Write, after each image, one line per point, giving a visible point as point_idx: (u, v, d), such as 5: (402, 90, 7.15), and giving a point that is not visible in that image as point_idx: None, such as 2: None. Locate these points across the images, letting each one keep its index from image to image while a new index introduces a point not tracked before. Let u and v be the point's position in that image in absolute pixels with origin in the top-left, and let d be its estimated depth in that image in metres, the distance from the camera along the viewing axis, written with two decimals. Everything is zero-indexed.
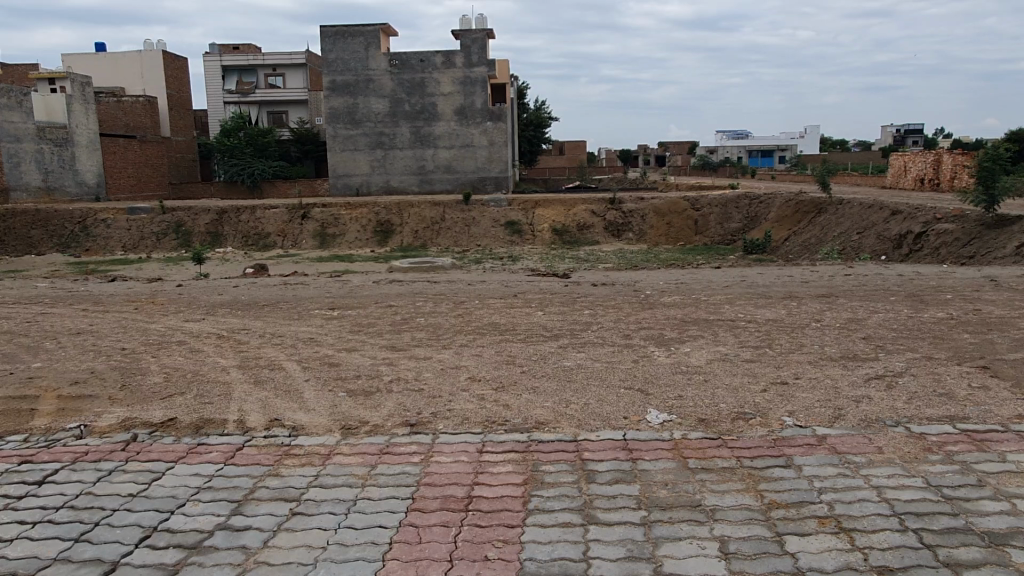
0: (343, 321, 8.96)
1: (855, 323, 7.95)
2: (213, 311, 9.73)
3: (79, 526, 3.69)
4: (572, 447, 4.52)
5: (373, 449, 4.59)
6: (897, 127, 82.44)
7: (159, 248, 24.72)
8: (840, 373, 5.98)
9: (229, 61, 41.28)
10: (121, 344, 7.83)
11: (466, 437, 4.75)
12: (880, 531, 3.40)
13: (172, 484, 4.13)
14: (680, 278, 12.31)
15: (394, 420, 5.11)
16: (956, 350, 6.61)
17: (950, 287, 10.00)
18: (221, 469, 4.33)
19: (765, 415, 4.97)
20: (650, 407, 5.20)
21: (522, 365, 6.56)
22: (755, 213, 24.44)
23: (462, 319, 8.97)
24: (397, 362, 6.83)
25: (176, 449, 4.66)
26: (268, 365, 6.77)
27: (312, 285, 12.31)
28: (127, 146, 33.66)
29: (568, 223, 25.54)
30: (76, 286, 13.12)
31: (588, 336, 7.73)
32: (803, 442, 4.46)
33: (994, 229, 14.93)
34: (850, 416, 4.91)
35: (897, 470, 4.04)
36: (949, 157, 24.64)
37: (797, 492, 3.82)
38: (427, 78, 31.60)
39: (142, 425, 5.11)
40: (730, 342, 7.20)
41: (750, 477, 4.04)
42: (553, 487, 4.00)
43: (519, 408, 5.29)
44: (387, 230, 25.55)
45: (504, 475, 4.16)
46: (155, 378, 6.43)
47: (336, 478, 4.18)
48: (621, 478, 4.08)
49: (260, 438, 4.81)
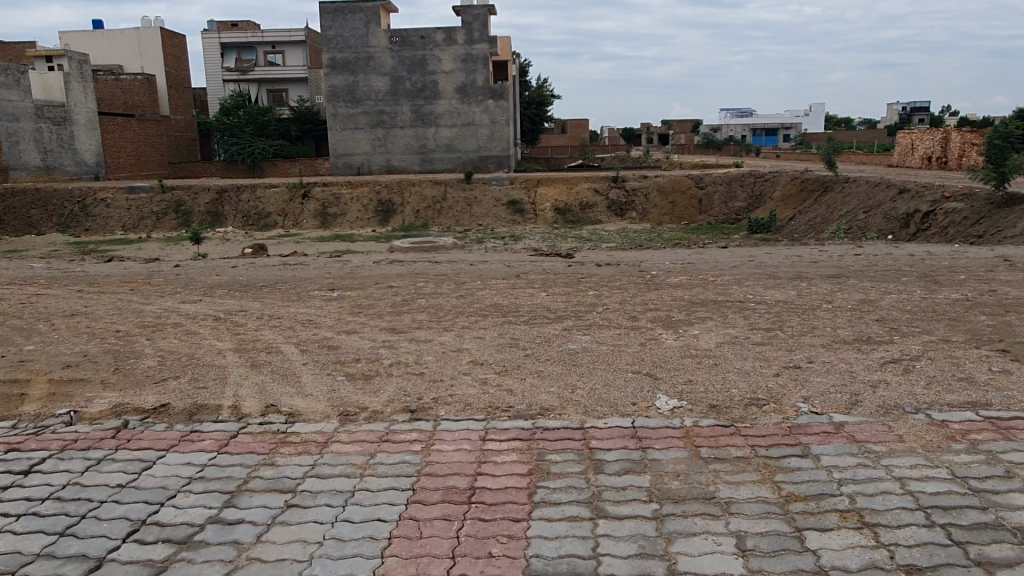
0: (343, 302, 8.79)
1: (868, 304, 7.73)
2: (210, 292, 9.54)
3: (65, 519, 3.53)
4: (578, 436, 4.35)
5: (373, 436, 4.43)
6: (903, 105, 81.55)
7: (159, 228, 24.49)
8: (855, 357, 5.79)
9: (228, 39, 40.77)
10: (115, 326, 7.64)
11: (468, 423, 4.58)
12: (904, 526, 3.23)
13: (164, 474, 3.96)
14: (686, 258, 12.09)
15: (393, 405, 4.93)
16: (974, 333, 6.40)
17: (962, 267, 9.79)
18: (215, 458, 4.16)
19: (777, 400, 4.80)
20: (659, 393, 5.03)
21: (526, 348, 6.38)
22: (760, 191, 24.12)
23: (464, 300, 8.79)
24: (397, 345, 6.64)
25: (168, 436, 4.49)
26: (266, 348, 6.61)
27: (311, 266, 12.07)
28: (126, 124, 33.25)
29: (571, 202, 25.27)
30: (71, 267, 12.88)
31: (593, 317, 7.55)
32: (819, 430, 4.28)
33: (1004, 208, 14.67)
34: (867, 402, 4.73)
35: (919, 460, 3.86)
36: (956, 135, 24.33)
37: (815, 484, 3.64)
38: (427, 55, 31.16)
39: (134, 412, 4.94)
40: (739, 324, 7.02)
41: (766, 467, 3.86)
42: (560, 478, 3.83)
43: (523, 393, 5.12)
44: (389, 210, 25.32)
45: (508, 465, 3.98)
46: (150, 362, 6.27)
47: (333, 468, 4.01)
48: (631, 469, 3.90)
49: (255, 425, 4.64)
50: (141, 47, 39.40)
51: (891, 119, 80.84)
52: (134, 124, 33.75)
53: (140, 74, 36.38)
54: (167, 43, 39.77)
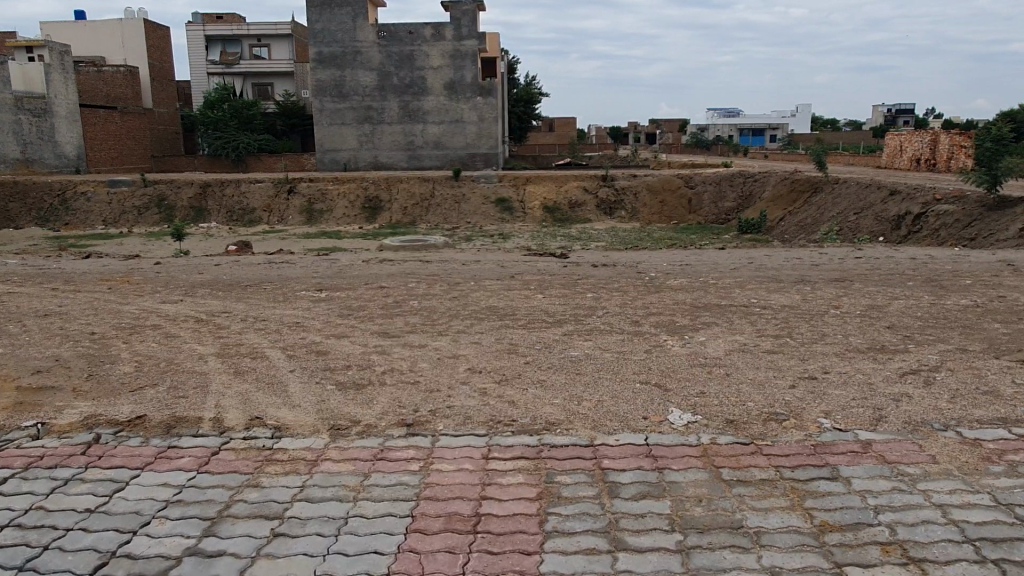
0: (333, 303, 8.41)
1: (876, 310, 7.49)
2: (190, 291, 9.15)
3: (25, 551, 3.17)
4: (589, 454, 4.05)
5: (366, 453, 4.09)
6: (889, 107, 82.03)
7: (141, 223, 23.91)
8: (872, 367, 5.52)
9: (213, 31, 40.12)
10: (91, 328, 7.23)
11: (469, 439, 4.27)
12: (954, 562, 2.97)
13: (136, 498, 3.59)
14: (684, 260, 11.79)
15: (388, 419, 4.60)
16: (991, 342, 6.15)
17: (967, 271, 9.57)
18: (194, 478, 3.81)
19: (797, 416, 4.52)
20: (672, 406, 4.73)
21: (526, 354, 6.06)
22: (749, 191, 23.92)
23: (458, 302, 8.46)
24: (390, 350, 6.30)
25: (144, 452, 4.13)
26: (251, 353, 6.24)
27: (298, 264, 11.70)
28: (108, 117, 32.55)
29: (560, 201, 24.99)
30: (47, 263, 12.41)
31: (594, 322, 7.24)
32: (847, 450, 4.02)
33: (996, 211, 14.53)
34: (892, 418, 4.45)
35: (958, 484, 3.62)
36: (945, 137, 24.28)
37: (850, 511, 3.38)
38: (416, 50, 30.71)
39: (107, 424, 4.56)
40: (747, 330, 6.75)
41: (794, 491, 3.59)
42: (572, 503, 3.52)
43: (527, 405, 4.80)
44: (376, 206, 24.88)
45: (515, 488, 3.67)
46: (126, 367, 5.89)
47: (325, 490, 3.68)
48: (648, 492, 3.61)
49: (238, 440, 4.29)
50: (123, 39, 38.63)
51: (877, 121, 81.41)
52: (116, 117, 33.04)
53: (123, 66, 35.69)
54: (149, 35, 39.02)
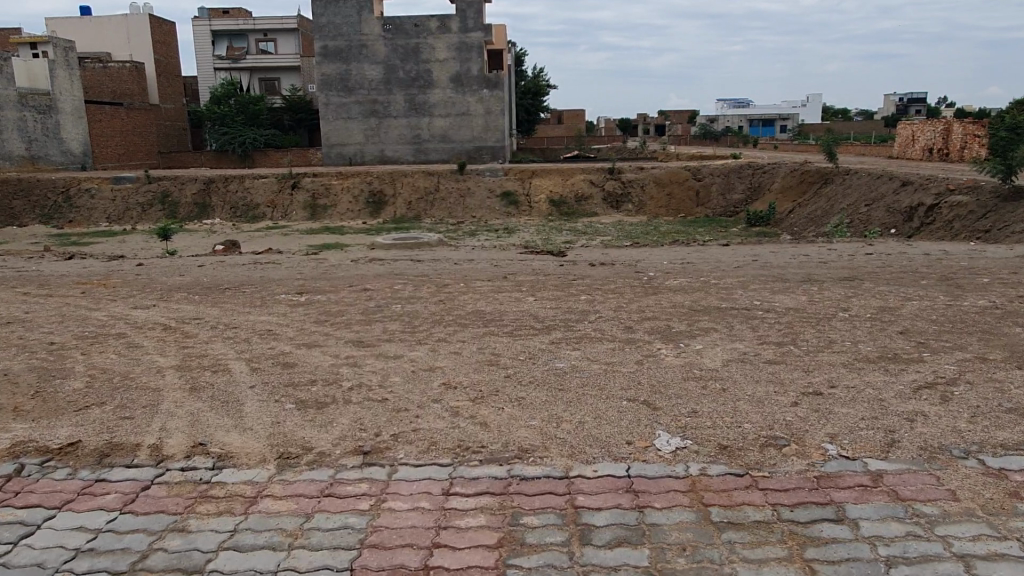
0: (312, 307, 8.02)
1: (888, 313, 6.99)
2: (167, 296, 8.76)
3: None
4: (562, 490, 3.58)
5: (313, 489, 3.65)
6: (898, 96, 80.57)
7: (144, 220, 23.61)
8: (883, 380, 5.03)
9: (218, 26, 39.82)
10: (52, 338, 6.84)
11: (430, 470, 3.83)
12: None
13: (44, 546, 3.17)
14: (685, 258, 11.25)
15: (344, 445, 4.14)
16: (1013, 350, 5.65)
17: (983, 269, 9.01)
18: (115, 520, 3.38)
19: (799, 441, 4.02)
20: (659, 428, 4.25)
21: (506, 367, 5.59)
22: (758, 183, 23.24)
23: (444, 306, 8.01)
24: (362, 362, 5.86)
25: (67, 487, 3.71)
26: (212, 366, 5.81)
27: (284, 264, 11.29)
28: (113, 113, 32.22)
29: (566, 194, 24.50)
30: (25, 266, 11.97)
31: (584, 328, 6.77)
32: (853, 484, 3.53)
33: (1013, 201, 13.87)
34: (905, 443, 3.96)
35: (983, 529, 3.13)
36: (959, 126, 23.54)
37: (857, 565, 2.93)
38: (421, 43, 30.24)
39: (35, 453, 4.14)
40: (747, 337, 6.25)
41: (792, 538, 3.12)
42: (536, 552, 3.07)
43: (500, 428, 4.34)
44: (379, 201, 24.43)
45: (474, 533, 3.22)
46: (76, 383, 5.48)
47: (257, 536, 3.24)
48: (625, 539, 3.14)
49: (175, 471, 3.88)
50: (128, 34, 38.34)
51: (886, 110, 80.08)
52: (122, 114, 32.74)
53: (128, 62, 35.48)
54: (154, 30, 38.68)
